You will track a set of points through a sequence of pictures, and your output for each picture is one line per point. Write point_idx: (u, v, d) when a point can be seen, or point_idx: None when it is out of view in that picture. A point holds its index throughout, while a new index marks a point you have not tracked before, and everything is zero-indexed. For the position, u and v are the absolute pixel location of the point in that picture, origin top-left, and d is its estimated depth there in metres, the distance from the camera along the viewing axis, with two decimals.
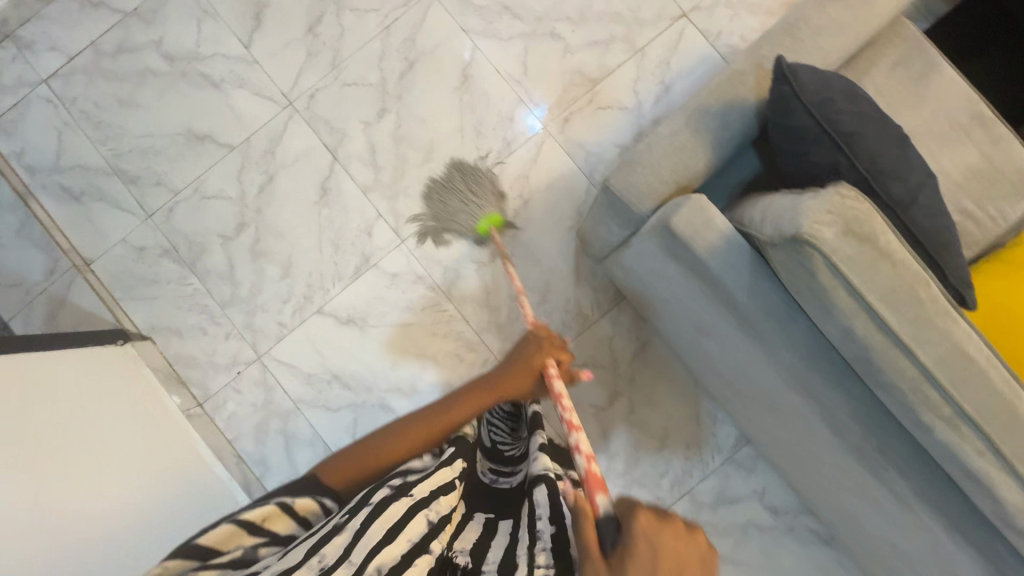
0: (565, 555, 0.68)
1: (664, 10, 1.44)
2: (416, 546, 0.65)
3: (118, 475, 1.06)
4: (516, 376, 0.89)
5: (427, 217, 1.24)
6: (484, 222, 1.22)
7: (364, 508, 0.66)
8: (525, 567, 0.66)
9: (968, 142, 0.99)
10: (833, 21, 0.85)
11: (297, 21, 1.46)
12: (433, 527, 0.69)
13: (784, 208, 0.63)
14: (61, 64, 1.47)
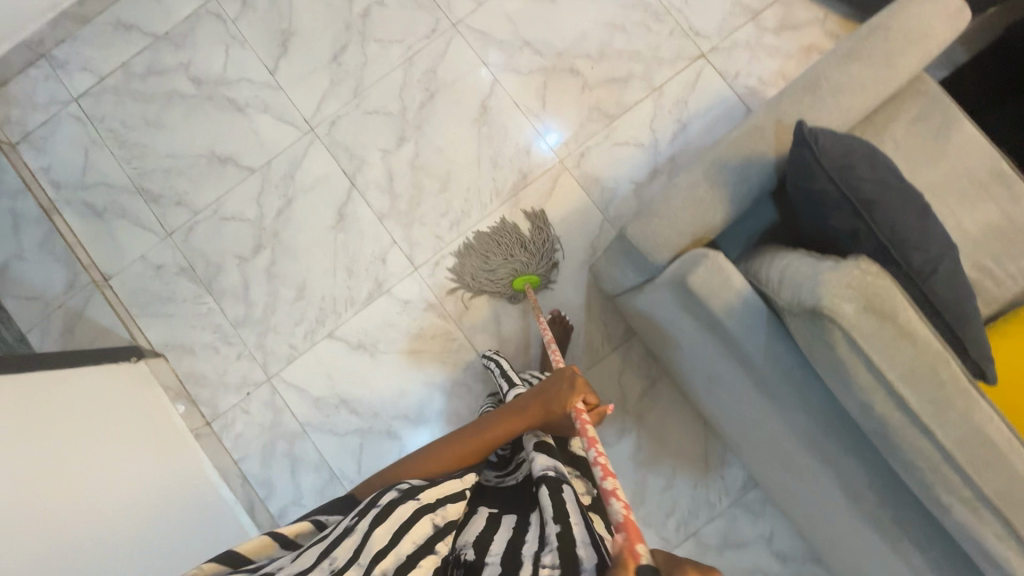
0: (571, 554, 0.59)
1: (682, 49, 1.46)
2: (421, 549, 0.60)
3: (109, 492, 1.02)
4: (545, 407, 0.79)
5: (476, 263, 1.40)
6: (517, 280, 1.38)
7: (373, 510, 0.64)
8: (530, 566, 0.60)
9: (988, 198, 0.99)
10: (855, 79, 0.85)
11: (322, 50, 1.49)
12: (439, 530, 0.64)
13: (805, 273, 0.64)
14: (92, 83, 1.51)
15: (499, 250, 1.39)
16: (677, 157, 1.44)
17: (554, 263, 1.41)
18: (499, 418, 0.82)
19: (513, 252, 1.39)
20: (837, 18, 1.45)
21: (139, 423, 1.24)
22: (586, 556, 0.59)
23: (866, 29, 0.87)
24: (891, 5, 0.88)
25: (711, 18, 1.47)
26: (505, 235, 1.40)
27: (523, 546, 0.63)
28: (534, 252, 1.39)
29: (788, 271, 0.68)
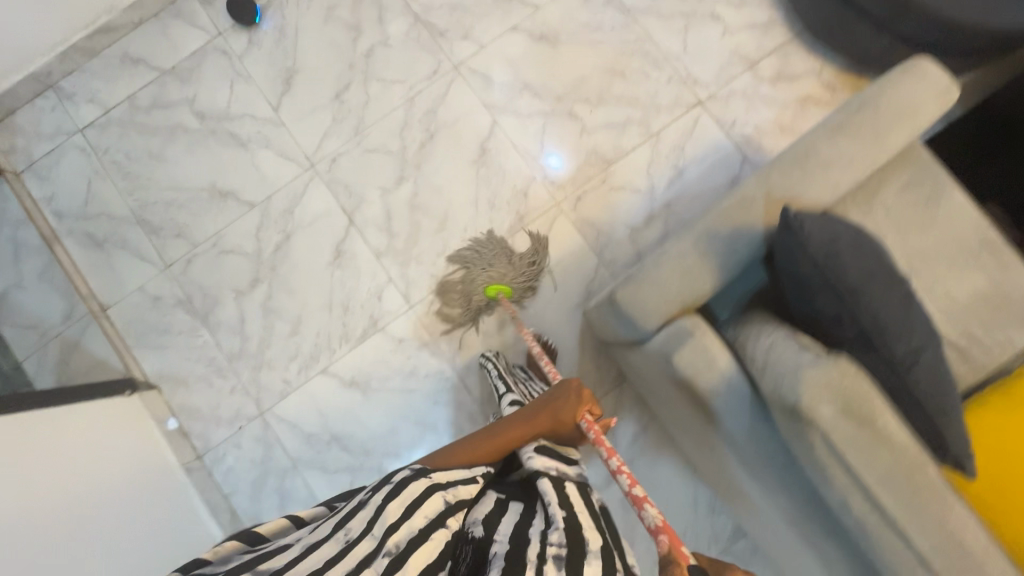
0: (575, 537, 0.63)
1: (680, 97, 1.48)
2: (432, 523, 0.62)
3: (50, 494, 0.96)
4: (561, 412, 0.84)
5: (464, 269, 1.43)
6: (489, 287, 1.38)
7: (386, 486, 0.66)
8: (537, 545, 0.62)
9: (977, 267, 1.00)
10: (844, 153, 0.87)
11: (325, 88, 1.52)
12: (450, 507, 0.65)
13: (786, 364, 0.68)
14: (97, 115, 1.53)
15: (479, 260, 1.42)
16: (673, 203, 1.45)
17: (531, 285, 1.42)
18: (518, 420, 0.83)
19: (496, 262, 1.41)
20: (833, 71, 1.48)
21: (94, 432, 1.18)
22: (591, 539, 0.64)
23: (856, 104, 0.89)
24: (882, 81, 0.90)
25: (709, 66, 1.49)
26: (486, 246, 1.43)
27: (530, 529, 0.64)
28: (512, 263, 1.41)
29: (773, 360, 0.69)
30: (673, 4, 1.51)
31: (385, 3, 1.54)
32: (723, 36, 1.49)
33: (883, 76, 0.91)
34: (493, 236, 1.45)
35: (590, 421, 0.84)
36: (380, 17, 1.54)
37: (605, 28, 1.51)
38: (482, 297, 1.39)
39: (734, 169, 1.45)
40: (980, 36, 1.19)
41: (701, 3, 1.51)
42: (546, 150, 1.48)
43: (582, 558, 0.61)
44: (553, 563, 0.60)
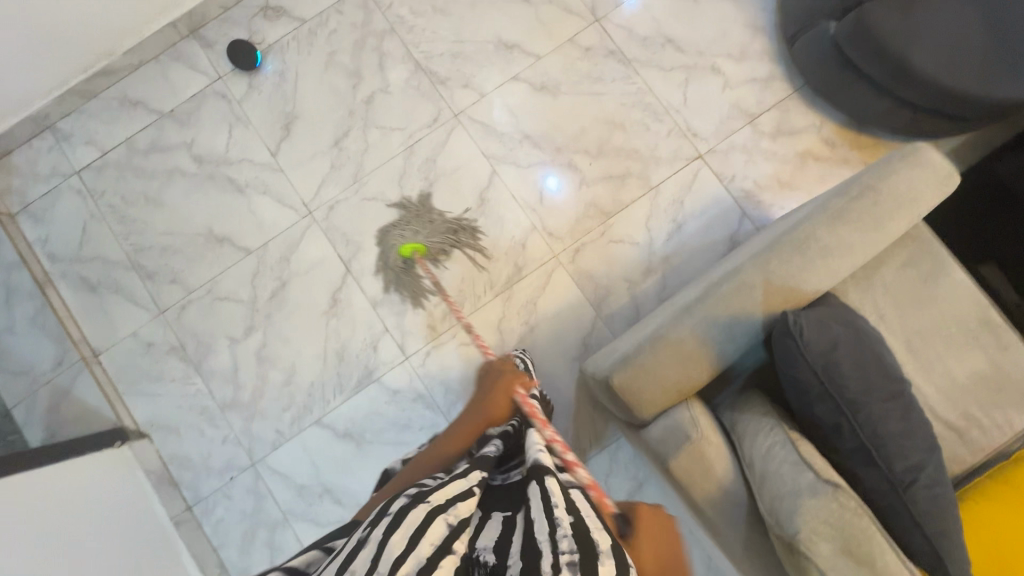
0: (587, 536, 0.56)
1: (680, 150, 1.48)
2: (440, 550, 0.54)
3: (44, 521, 1.00)
4: (497, 398, 0.92)
5: (391, 227, 1.47)
6: (405, 246, 1.43)
7: (383, 518, 0.57)
8: (548, 557, 0.53)
9: (976, 346, 0.99)
10: (843, 241, 0.86)
11: (324, 135, 1.51)
12: (455, 530, 0.57)
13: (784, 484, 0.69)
14: (94, 157, 1.53)
15: (403, 220, 1.46)
16: (671, 257, 1.44)
17: (445, 251, 1.45)
18: (468, 419, 0.89)
19: (419, 224, 1.46)
20: (833, 126, 1.47)
21: (74, 475, 1.17)
22: (601, 540, 0.57)
23: (857, 188, 0.88)
24: (883, 165, 0.90)
25: (709, 120, 1.49)
26: (414, 210, 1.47)
27: (536, 537, 0.57)
28: (431, 225, 1.46)
29: (775, 472, 0.70)
30: (674, 57, 1.51)
31: (386, 50, 1.54)
32: (724, 90, 1.49)
33: (885, 160, 0.90)
34: (422, 199, 1.48)
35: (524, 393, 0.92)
36: (380, 64, 1.53)
37: (606, 79, 1.51)
38: (397, 257, 1.44)
39: (732, 223, 1.45)
40: (982, 104, 1.18)
41: (702, 55, 1.51)
42: (548, 180, 1.48)
43: (597, 556, 0.54)
44: (569, 568, 0.52)
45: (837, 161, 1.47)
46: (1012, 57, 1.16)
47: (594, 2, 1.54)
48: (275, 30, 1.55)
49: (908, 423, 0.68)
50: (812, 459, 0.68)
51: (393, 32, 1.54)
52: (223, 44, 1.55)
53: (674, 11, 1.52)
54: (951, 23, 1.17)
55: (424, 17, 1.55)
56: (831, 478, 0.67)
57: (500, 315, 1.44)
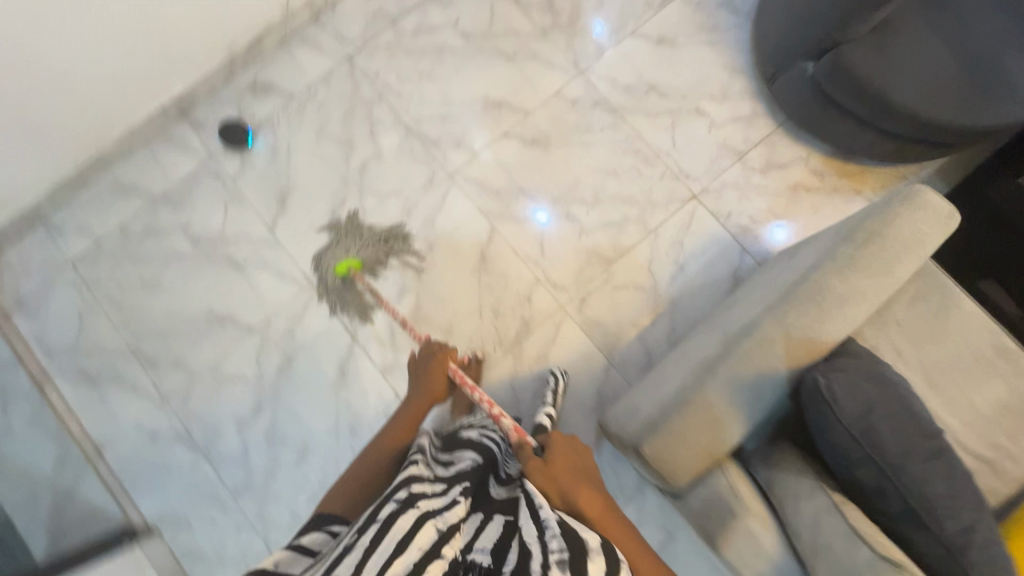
0: (571, 534, 0.68)
1: (674, 192, 1.50)
2: (427, 554, 0.62)
3: None
4: (434, 376, 1.17)
5: (324, 253, 1.47)
6: (339, 265, 1.44)
7: (373, 524, 0.65)
8: (540, 556, 0.64)
9: (995, 375, 0.99)
10: (855, 288, 0.87)
11: (321, 206, 1.52)
12: (443, 534, 0.66)
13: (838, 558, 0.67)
14: (88, 247, 1.51)
15: (335, 242, 1.47)
16: (677, 298, 1.45)
17: (381, 261, 1.48)
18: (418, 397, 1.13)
19: (349, 242, 1.47)
20: (820, 157, 1.51)
21: None
22: (590, 537, 0.69)
23: (864, 234, 0.89)
24: (884, 208, 0.91)
25: (699, 160, 1.52)
26: (346, 229, 1.48)
27: (527, 540, 0.67)
28: (362, 239, 1.47)
29: (830, 547, 0.68)
30: (658, 102, 1.55)
31: (377, 117, 1.56)
32: (710, 130, 1.53)
33: (886, 202, 0.91)
34: (350, 218, 1.50)
35: (456, 370, 1.18)
36: (371, 131, 1.55)
37: (595, 128, 1.54)
38: (335, 277, 1.44)
39: (734, 259, 1.46)
40: (968, 132, 1.21)
41: (686, 99, 1.55)
42: (540, 217, 1.49)
43: (585, 560, 0.65)
44: (558, 565, 0.63)
45: (828, 190, 1.49)
46: (996, 84, 1.19)
47: (576, 55, 1.58)
48: (264, 106, 1.57)
49: (953, 480, 0.67)
50: (862, 529, 0.67)
51: (382, 99, 1.57)
52: (213, 124, 1.56)
53: (654, 58, 1.57)
54: (933, 55, 1.20)
55: (412, 82, 1.58)
56: (887, 551, 0.65)
57: (512, 371, 1.43)
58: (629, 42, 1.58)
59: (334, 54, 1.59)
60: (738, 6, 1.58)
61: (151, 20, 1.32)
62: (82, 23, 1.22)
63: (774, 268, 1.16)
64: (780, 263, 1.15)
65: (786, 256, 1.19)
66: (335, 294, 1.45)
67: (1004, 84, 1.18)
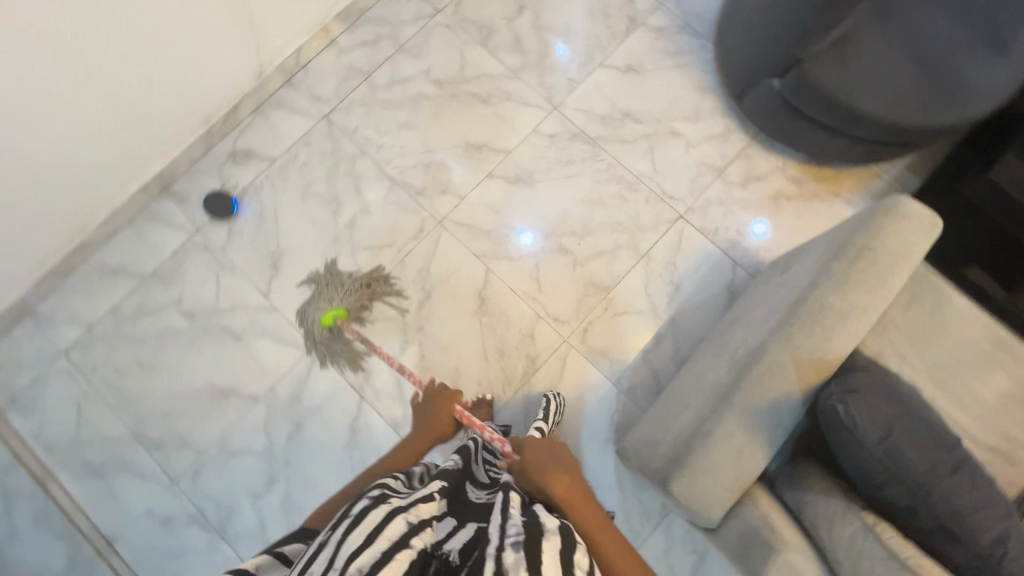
0: (535, 526, 0.66)
1: (660, 214, 1.53)
2: (396, 544, 0.62)
3: None
4: (440, 413, 1.16)
5: (307, 304, 1.46)
6: (324, 315, 1.43)
7: (345, 521, 0.66)
8: (498, 542, 0.63)
9: (997, 367, 1.02)
10: (853, 303, 0.89)
11: (314, 265, 1.52)
12: (414, 527, 0.65)
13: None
14: (81, 334, 1.48)
15: (317, 293, 1.47)
16: (677, 319, 1.47)
17: (365, 308, 1.48)
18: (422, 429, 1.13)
19: (331, 291, 1.46)
20: (795, 165, 1.55)
21: None
22: (550, 523, 0.68)
23: (854, 249, 0.92)
24: (869, 220, 0.94)
25: (680, 181, 1.55)
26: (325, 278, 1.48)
27: (491, 530, 0.66)
28: (344, 287, 1.47)
29: (872, 571, 0.71)
30: (634, 128, 1.58)
31: (360, 172, 1.57)
32: (687, 150, 1.57)
33: (870, 215, 0.95)
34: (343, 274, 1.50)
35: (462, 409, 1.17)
36: (356, 187, 1.56)
37: (576, 160, 1.57)
38: (322, 329, 1.43)
39: (727, 274, 1.49)
40: (932, 130, 1.26)
41: (660, 122, 1.59)
42: (526, 236, 1.52)
43: (541, 541, 0.64)
44: (513, 548, 0.62)
45: (808, 196, 1.54)
46: (953, 84, 1.24)
47: (548, 91, 1.61)
48: (247, 173, 1.57)
49: (979, 490, 0.70)
50: (900, 550, 0.70)
51: (363, 154, 1.58)
52: (197, 196, 1.56)
53: (624, 86, 1.61)
54: (892, 62, 1.25)
55: (391, 134, 1.59)
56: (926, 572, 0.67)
57: (524, 410, 1.43)
58: (598, 73, 1.62)
59: (311, 114, 1.61)
60: (699, 29, 1.64)
61: (131, 108, 1.33)
62: (65, 121, 1.23)
63: (770, 283, 1.19)
64: (774, 278, 1.18)
65: (778, 269, 1.22)
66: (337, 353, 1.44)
67: (962, 83, 1.24)
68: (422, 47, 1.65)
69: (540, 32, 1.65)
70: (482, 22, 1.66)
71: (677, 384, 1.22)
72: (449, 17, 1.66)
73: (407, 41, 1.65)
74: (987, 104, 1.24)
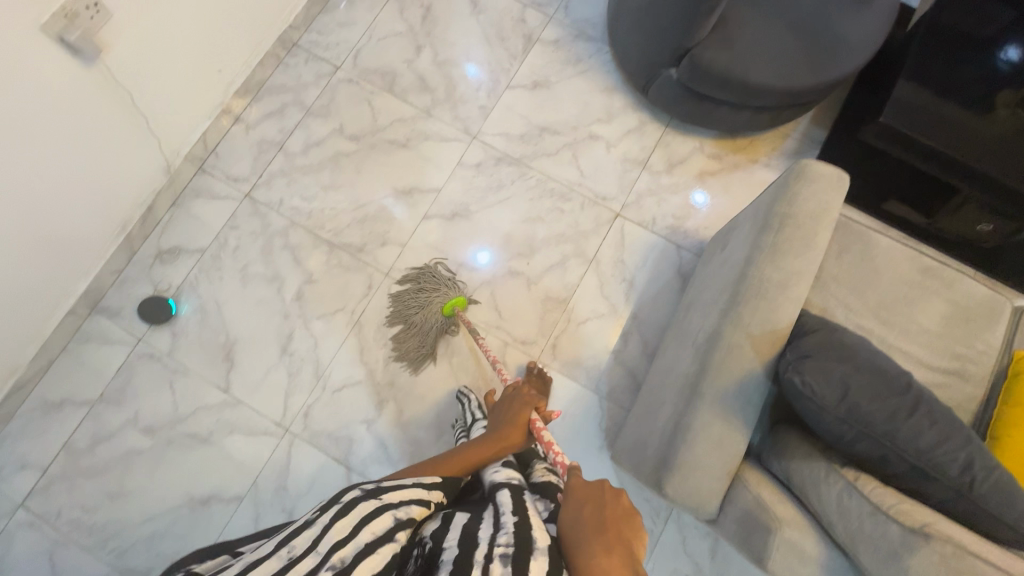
0: (525, 536, 0.67)
1: (599, 216, 1.56)
2: (380, 538, 0.67)
3: None
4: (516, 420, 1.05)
5: (410, 296, 1.46)
6: (448, 301, 1.42)
7: (335, 505, 0.70)
8: (486, 547, 0.65)
9: (931, 294, 1.09)
10: (790, 270, 0.93)
11: (270, 347, 1.47)
12: (401, 522, 0.70)
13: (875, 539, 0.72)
14: (36, 480, 1.39)
15: (423, 284, 1.46)
16: (638, 313, 1.50)
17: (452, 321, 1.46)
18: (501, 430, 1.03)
19: (434, 288, 1.45)
20: (711, 141, 1.62)
21: None
22: (540, 538, 0.68)
23: (777, 220, 0.96)
24: (785, 189, 0.99)
25: (610, 180, 1.59)
26: (422, 273, 1.47)
27: (479, 530, 0.69)
28: (436, 281, 1.45)
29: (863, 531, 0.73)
30: (554, 140, 1.61)
31: (295, 243, 1.54)
32: (609, 150, 1.61)
33: (784, 184, 0.99)
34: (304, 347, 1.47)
35: (538, 425, 1.06)
36: (295, 258, 1.53)
37: (506, 183, 1.58)
38: (439, 314, 1.43)
39: (674, 259, 1.53)
40: (825, 86, 1.35)
41: (577, 129, 1.62)
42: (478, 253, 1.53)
43: (530, 554, 0.64)
44: (501, 560, 0.63)
45: (730, 168, 1.60)
46: (833, 40, 1.32)
47: (464, 122, 1.63)
48: (178, 271, 1.52)
49: (938, 425, 0.73)
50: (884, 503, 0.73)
51: (294, 224, 1.55)
52: (130, 307, 1.49)
53: (535, 102, 1.64)
54: (771, 34, 1.31)
55: (317, 198, 1.57)
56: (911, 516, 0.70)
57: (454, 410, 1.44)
58: (508, 95, 1.65)
59: (232, 197, 1.57)
60: (592, 33, 1.69)
61: (48, 223, 1.27)
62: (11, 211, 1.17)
63: (712, 262, 1.23)
64: (715, 257, 1.22)
65: (717, 246, 1.26)
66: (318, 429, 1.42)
67: (838, 37, 1.32)
68: (329, 106, 1.64)
69: (442, 67, 1.67)
70: (384, 69, 1.66)
71: (650, 379, 1.25)
72: (349, 72, 1.66)
73: (313, 103, 1.64)
74: (866, 53, 1.33)
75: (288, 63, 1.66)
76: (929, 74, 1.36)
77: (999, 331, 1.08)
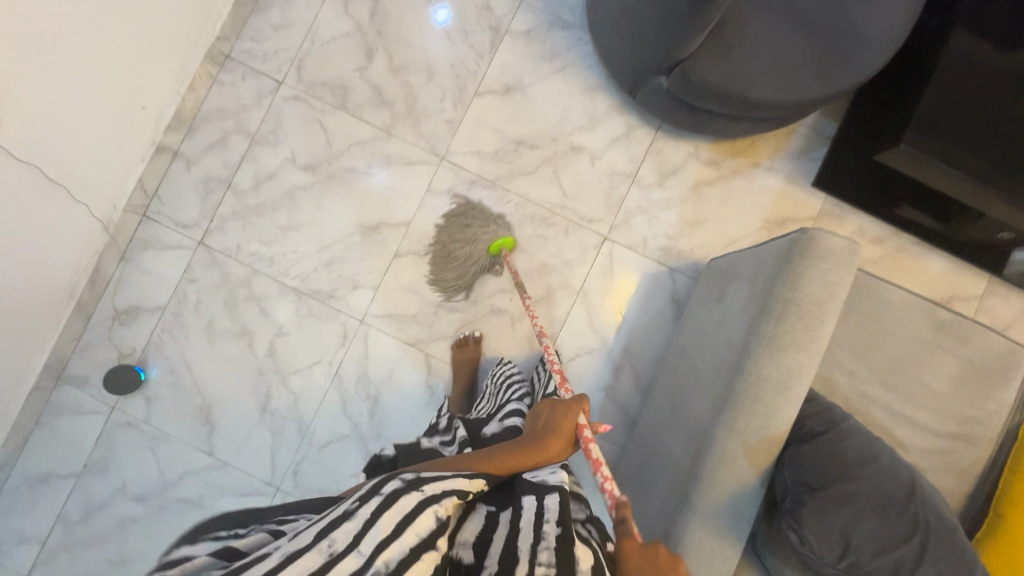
0: (569, 559, 0.63)
1: (584, 242, 1.43)
2: (423, 542, 0.59)
3: None
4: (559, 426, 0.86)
5: (445, 234, 1.41)
6: (495, 243, 1.39)
7: (375, 497, 0.62)
8: (526, 562, 0.63)
9: (942, 354, 1.00)
10: (789, 368, 0.85)
11: (249, 405, 1.42)
12: (443, 522, 0.61)
13: None
14: (37, 552, 1.39)
15: (465, 223, 1.40)
16: (630, 345, 1.42)
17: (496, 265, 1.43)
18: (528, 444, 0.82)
19: (477, 226, 1.40)
20: (707, 146, 1.45)
21: None
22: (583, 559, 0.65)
23: (778, 306, 0.86)
24: (788, 265, 0.87)
25: (595, 200, 1.44)
26: (474, 210, 1.42)
27: (518, 541, 0.65)
28: (483, 224, 1.40)
29: None
30: (532, 155, 1.44)
31: (260, 293, 1.43)
32: (594, 163, 1.44)
33: (787, 259, 0.88)
34: (284, 402, 1.42)
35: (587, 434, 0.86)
36: (262, 310, 1.43)
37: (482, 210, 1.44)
38: (486, 254, 1.40)
39: (667, 284, 1.43)
40: (833, 96, 1.16)
41: (557, 140, 1.44)
42: None
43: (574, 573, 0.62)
44: None
45: (728, 176, 1.44)
46: (846, 38, 1.12)
47: (430, 140, 1.45)
48: (140, 333, 1.43)
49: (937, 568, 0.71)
50: None
51: (256, 272, 1.43)
52: (98, 374, 1.42)
53: (508, 111, 1.45)
54: (776, 34, 1.12)
55: (277, 242, 1.43)
56: None
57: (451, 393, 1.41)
58: (476, 104, 1.45)
59: (184, 245, 1.44)
60: (570, 19, 1.46)
61: None
62: None
63: (708, 312, 1.13)
64: (710, 309, 1.12)
65: (712, 292, 1.16)
66: (308, 483, 1.40)
67: (852, 32, 1.12)
68: (276, 131, 1.45)
69: (399, 75, 1.45)
70: (333, 82, 1.45)
71: (644, 435, 1.20)
72: (295, 87, 1.45)
73: (257, 129, 1.45)
74: (883, 53, 1.13)
75: (222, 82, 1.45)
76: (959, 75, 1.17)
77: (1015, 388, 1.01)
